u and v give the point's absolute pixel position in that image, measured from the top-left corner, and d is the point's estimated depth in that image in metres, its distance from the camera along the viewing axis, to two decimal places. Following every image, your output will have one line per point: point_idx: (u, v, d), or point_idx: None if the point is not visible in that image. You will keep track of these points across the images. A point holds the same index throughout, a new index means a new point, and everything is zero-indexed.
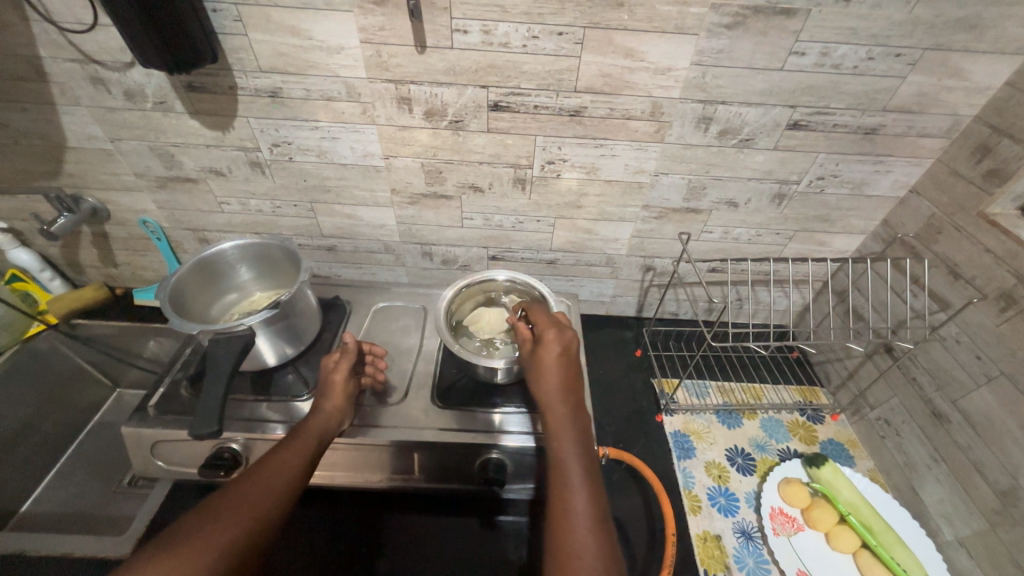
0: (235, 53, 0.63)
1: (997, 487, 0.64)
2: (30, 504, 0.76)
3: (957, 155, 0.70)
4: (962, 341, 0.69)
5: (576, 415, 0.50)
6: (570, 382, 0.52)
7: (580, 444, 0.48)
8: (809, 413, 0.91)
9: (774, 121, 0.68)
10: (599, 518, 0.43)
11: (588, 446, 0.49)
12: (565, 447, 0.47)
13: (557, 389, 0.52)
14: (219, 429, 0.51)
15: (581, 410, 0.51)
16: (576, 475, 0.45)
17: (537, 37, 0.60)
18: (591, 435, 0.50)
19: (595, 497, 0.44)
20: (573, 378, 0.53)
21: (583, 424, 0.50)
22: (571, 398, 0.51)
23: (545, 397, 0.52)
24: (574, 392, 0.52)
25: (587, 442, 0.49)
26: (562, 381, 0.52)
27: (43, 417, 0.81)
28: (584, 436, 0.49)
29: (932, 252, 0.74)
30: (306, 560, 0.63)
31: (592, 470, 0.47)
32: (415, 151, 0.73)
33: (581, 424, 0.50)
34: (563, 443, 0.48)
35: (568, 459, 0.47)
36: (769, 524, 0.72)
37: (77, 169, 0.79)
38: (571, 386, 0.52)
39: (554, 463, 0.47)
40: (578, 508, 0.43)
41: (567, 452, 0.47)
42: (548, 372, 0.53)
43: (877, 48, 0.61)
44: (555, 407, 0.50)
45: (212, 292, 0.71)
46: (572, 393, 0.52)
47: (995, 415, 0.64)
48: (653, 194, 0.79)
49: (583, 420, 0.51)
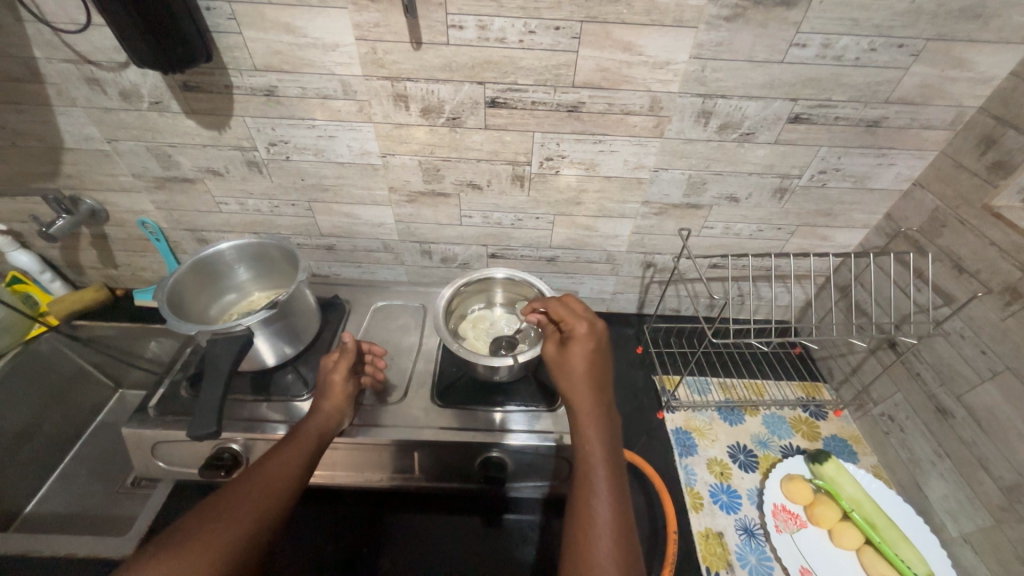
0: (230, 51, 0.62)
1: (1003, 483, 0.64)
2: (35, 504, 0.76)
3: (962, 147, 0.69)
4: (967, 336, 0.68)
5: (605, 416, 0.49)
6: (599, 382, 0.51)
7: (607, 447, 0.47)
8: (812, 409, 0.90)
9: (775, 114, 0.68)
10: (622, 523, 0.43)
11: (614, 448, 0.48)
12: (591, 447, 0.47)
13: (586, 388, 0.50)
14: (217, 429, 0.51)
15: (610, 412, 0.50)
16: (601, 479, 0.45)
17: (533, 32, 0.59)
18: (618, 438, 0.49)
19: (620, 501, 0.44)
20: (603, 378, 0.52)
21: (610, 424, 0.49)
22: (600, 398, 0.50)
23: (575, 395, 0.50)
24: (603, 392, 0.51)
25: (614, 443, 0.48)
26: (591, 382, 0.50)
27: (45, 418, 0.81)
28: (611, 438, 0.48)
29: (936, 245, 0.73)
30: (307, 559, 0.63)
31: (618, 473, 0.46)
32: (413, 148, 0.73)
33: (609, 426, 0.49)
34: (591, 445, 0.47)
35: (593, 461, 0.46)
36: (772, 521, 0.71)
37: (75, 170, 0.79)
38: (600, 386, 0.51)
39: (580, 463, 0.46)
40: (601, 512, 0.43)
41: (594, 455, 0.46)
42: (577, 370, 0.51)
43: (878, 39, 0.60)
44: (584, 407, 0.49)
45: (210, 292, 0.71)
46: (601, 393, 0.50)
47: (999, 411, 0.64)
48: (653, 190, 0.78)
49: (611, 421, 0.49)
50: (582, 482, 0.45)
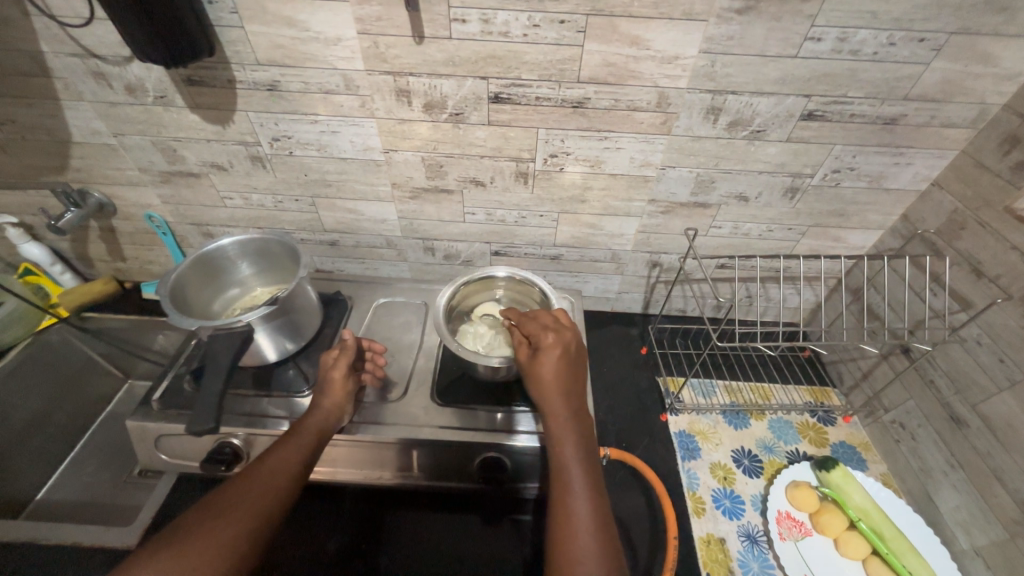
0: (233, 46, 0.62)
1: (1018, 497, 0.62)
2: (45, 492, 0.78)
3: (983, 146, 0.66)
4: (984, 343, 0.66)
5: (576, 419, 0.49)
6: (571, 388, 0.50)
7: (581, 449, 0.47)
8: (820, 414, 0.88)
9: (787, 111, 0.66)
10: (602, 523, 0.42)
11: (589, 450, 0.47)
12: (565, 450, 0.47)
13: (557, 393, 0.49)
14: (215, 426, 0.51)
15: (582, 415, 0.50)
16: (577, 480, 0.45)
17: (538, 26, 0.58)
18: (592, 439, 0.49)
19: (599, 503, 0.44)
20: (575, 383, 0.51)
21: (583, 427, 0.49)
22: (572, 402, 0.49)
23: (546, 403, 0.49)
24: (574, 398, 0.50)
25: (589, 448, 0.47)
26: (561, 388, 0.49)
27: (57, 408, 0.83)
28: (585, 440, 0.48)
29: (954, 248, 0.71)
30: (306, 555, 0.64)
31: (594, 475, 0.46)
32: (415, 144, 0.72)
33: (581, 429, 0.48)
34: (565, 448, 0.47)
35: (569, 463, 0.46)
36: (776, 528, 0.70)
37: (83, 164, 0.80)
38: (572, 389, 0.50)
39: (555, 467, 0.46)
40: (580, 512, 0.43)
41: (568, 457, 0.46)
42: (546, 376, 0.50)
43: (898, 32, 0.57)
44: (556, 411, 0.49)
45: (213, 286, 0.71)
46: (573, 397, 0.50)
47: (1017, 421, 0.62)
48: (660, 188, 0.77)
49: (583, 423, 0.49)
50: (559, 485, 0.45)
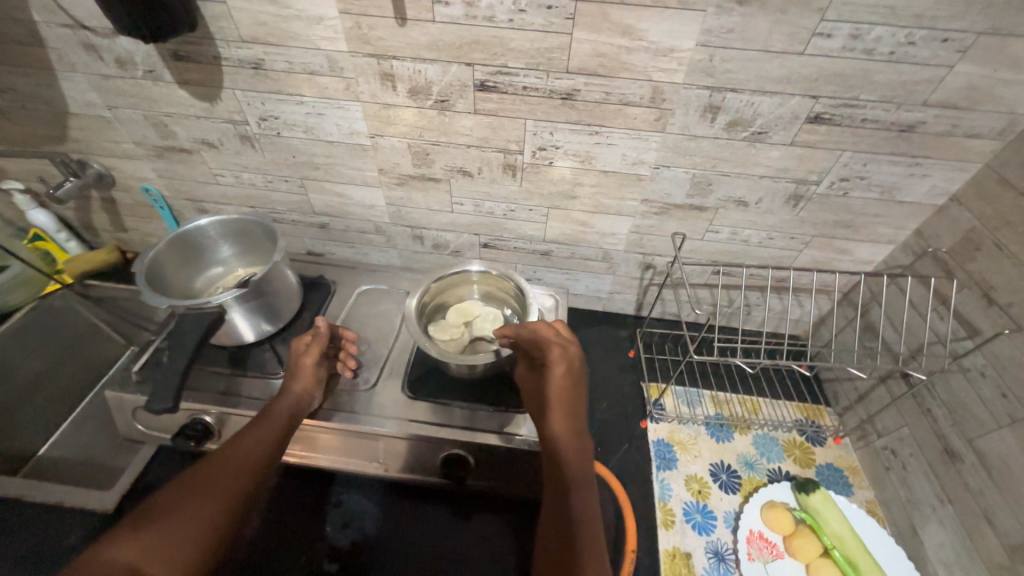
0: (218, 21, 0.61)
1: (1008, 541, 0.58)
2: (47, 448, 0.81)
3: (1009, 161, 0.61)
4: (988, 375, 0.62)
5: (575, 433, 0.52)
6: (571, 403, 0.54)
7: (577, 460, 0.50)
8: (809, 433, 0.85)
9: (791, 112, 0.61)
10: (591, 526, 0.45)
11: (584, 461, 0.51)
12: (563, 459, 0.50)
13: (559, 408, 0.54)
14: (172, 406, 0.53)
15: (580, 430, 0.53)
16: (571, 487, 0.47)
17: (524, 11, 0.55)
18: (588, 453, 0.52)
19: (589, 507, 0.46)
20: (576, 400, 0.55)
21: (580, 441, 0.52)
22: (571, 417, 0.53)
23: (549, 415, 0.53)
24: (574, 414, 0.54)
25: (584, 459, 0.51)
26: (562, 402, 0.54)
27: (61, 369, 0.86)
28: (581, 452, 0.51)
29: (966, 270, 0.66)
30: (273, 533, 0.65)
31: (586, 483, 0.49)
32: (401, 130, 0.71)
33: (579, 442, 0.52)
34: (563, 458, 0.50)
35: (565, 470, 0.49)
36: (745, 548, 0.68)
37: (82, 135, 0.81)
38: (573, 405, 0.54)
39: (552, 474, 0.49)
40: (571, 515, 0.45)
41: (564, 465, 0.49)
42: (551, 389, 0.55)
43: (918, 30, 0.53)
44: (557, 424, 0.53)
45: (195, 264, 0.72)
46: (572, 412, 0.54)
47: (1015, 462, 0.58)
48: (653, 187, 0.74)
49: (581, 437, 0.52)
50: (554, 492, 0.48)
